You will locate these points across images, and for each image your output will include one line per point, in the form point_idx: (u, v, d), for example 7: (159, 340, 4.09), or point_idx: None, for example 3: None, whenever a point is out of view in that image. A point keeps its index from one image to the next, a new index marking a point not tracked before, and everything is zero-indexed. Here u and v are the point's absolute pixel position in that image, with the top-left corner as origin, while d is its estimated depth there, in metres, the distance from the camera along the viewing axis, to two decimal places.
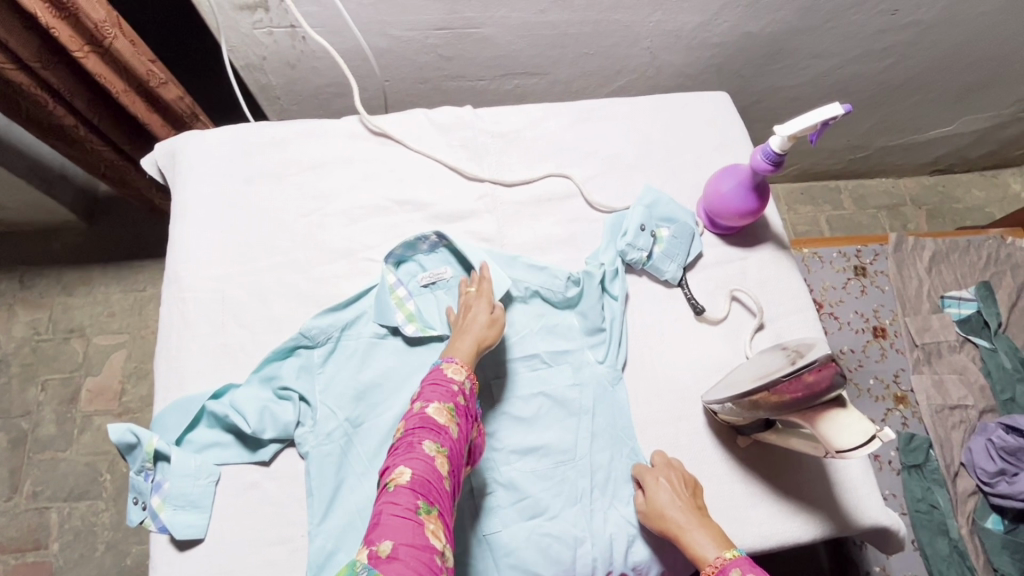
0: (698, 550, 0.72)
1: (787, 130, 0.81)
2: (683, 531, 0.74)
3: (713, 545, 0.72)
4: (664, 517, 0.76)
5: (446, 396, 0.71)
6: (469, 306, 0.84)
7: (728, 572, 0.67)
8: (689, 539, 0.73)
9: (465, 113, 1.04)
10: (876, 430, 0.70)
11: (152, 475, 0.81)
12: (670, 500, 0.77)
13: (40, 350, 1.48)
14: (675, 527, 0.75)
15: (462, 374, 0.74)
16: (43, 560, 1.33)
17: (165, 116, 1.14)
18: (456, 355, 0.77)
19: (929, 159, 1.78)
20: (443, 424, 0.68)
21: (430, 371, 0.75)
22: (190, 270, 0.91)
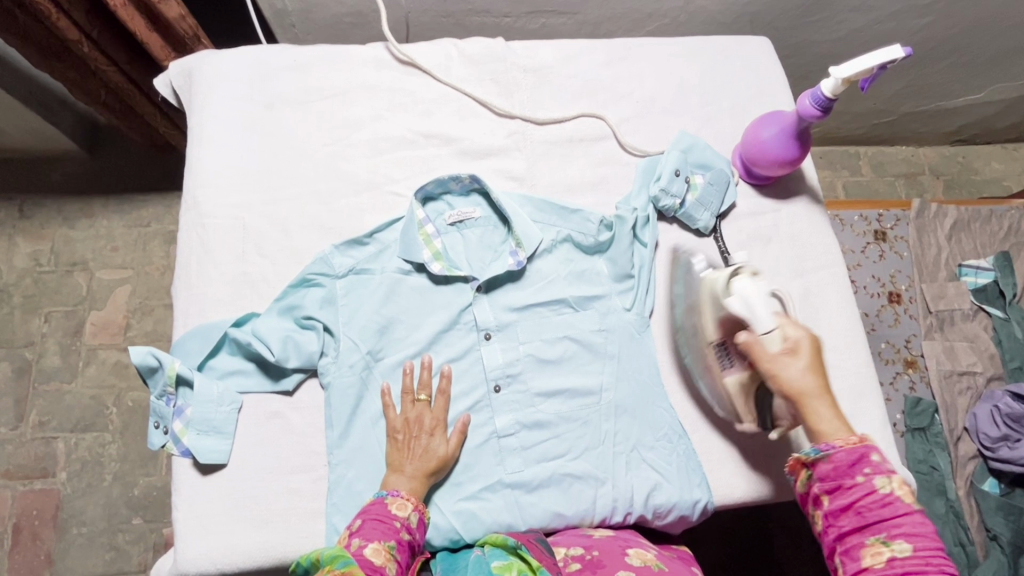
0: (820, 422, 0.71)
1: (841, 73, 0.78)
2: (809, 397, 0.71)
3: (841, 425, 0.70)
4: (800, 381, 0.72)
5: (388, 532, 0.68)
6: (413, 419, 0.79)
7: (871, 453, 0.68)
8: (816, 411, 0.71)
9: (495, 45, 0.99)
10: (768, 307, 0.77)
11: (173, 400, 0.80)
12: (805, 370, 0.72)
13: (42, 282, 1.46)
14: (800, 392, 0.72)
15: (406, 510, 0.71)
16: (51, 487, 1.34)
17: (165, 34, 1.06)
18: (402, 489, 0.74)
19: (955, 127, 1.73)
20: (380, 564, 0.64)
21: (371, 507, 0.71)
22: (209, 196, 0.88)
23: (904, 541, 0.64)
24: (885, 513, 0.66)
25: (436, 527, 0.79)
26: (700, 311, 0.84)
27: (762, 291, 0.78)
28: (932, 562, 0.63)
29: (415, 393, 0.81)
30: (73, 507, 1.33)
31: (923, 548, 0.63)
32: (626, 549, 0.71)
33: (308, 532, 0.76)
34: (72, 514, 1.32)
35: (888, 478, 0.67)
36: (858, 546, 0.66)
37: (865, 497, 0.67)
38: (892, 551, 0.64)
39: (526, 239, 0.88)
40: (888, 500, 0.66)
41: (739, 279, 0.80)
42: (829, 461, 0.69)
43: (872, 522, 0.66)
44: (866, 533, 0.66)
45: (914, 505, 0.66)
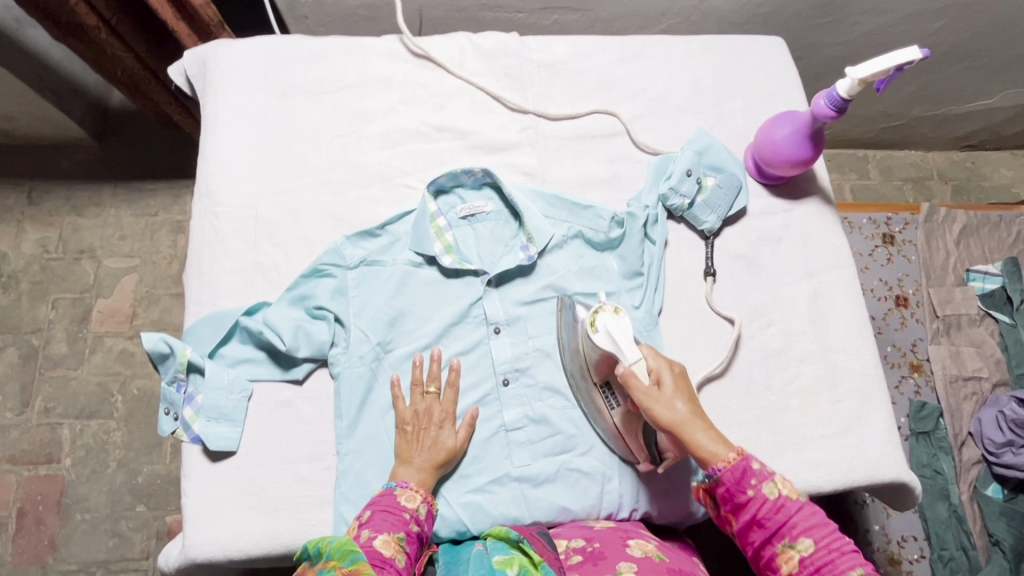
0: (706, 449, 0.68)
1: (858, 73, 0.78)
2: (686, 426, 0.70)
3: (722, 445, 0.68)
4: (671, 411, 0.70)
5: (397, 523, 0.68)
6: (422, 411, 0.79)
7: (752, 463, 0.67)
8: (697, 440, 0.69)
9: (509, 40, 0.99)
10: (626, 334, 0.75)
11: (184, 386, 0.81)
12: (677, 397, 0.71)
13: (50, 269, 1.46)
14: (677, 422, 0.70)
15: (415, 502, 0.71)
16: (55, 473, 1.34)
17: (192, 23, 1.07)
18: (410, 480, 0.74)
19: (964, 132, 1.73)
20: (390, 556, 0.64)
21: (381, 496, 0.71)
22: (222, 184, 0.88)
23: (806, 539, 0.63)
24: (783, 517, 0.64)
25: (442, 518, 0.79)
26: (578, 354, 0.81)
27: (627, 325, 0.76)
28: (837, 550, 0.62)
29: (426, 385, 0.81)
30: (76, 493, 1.33)
31: (824, 539, 0.63)
32: (627, 541, 0.70)
33: (315, 521, 0.77)
34: (76, 500, 1.33)
35: (773, 482, 0.66)
36: (774, 558, 0.65)
37: (760, 509, 0.65)
38: (801, 553, 0.63)
39: (538, 235, 0.89)
40: (781, 504, 0.65)
41: (603, 314, 0.78)
42: (720, 484, 0.68)
43: (775, 531, 0.65)
44: (773, 543, 0.65)
45: (805, 498, 0.65)
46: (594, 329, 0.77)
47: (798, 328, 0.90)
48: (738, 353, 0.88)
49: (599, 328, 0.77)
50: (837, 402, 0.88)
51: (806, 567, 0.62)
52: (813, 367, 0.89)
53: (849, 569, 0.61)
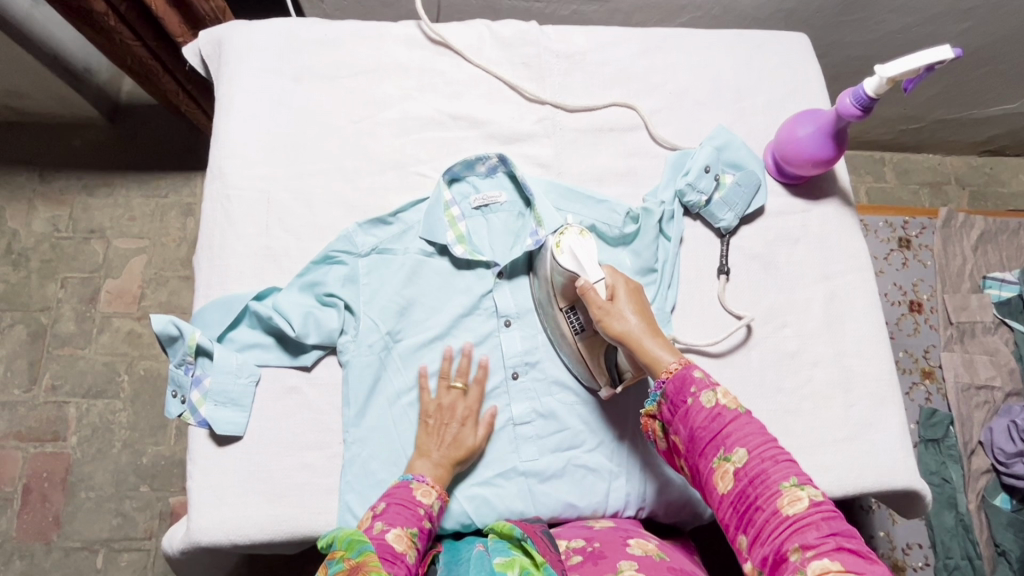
0: (653, 357, 0.69)
1: (888, 72, 0.76)
2: (636, 337, 0.70)
3: (668, 354, 0.69)
4: (622, 322, 0.71)
5: (411, 519, 0.67)
6: (446, 406, 0.78)
7: (693, 372, 0.66)
8: (644, 347, 0.69)
9: (528, 29, 0.97)
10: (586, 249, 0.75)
11: (192, 369, 0.80)
12: (628, 310, 0.71)
13: (60, 248, 1.46)
14: (628, 333, 0.70)
15: (431, 498, 0.71)
16: (62, 451, 1.35)
17: (184, 14, 1.06)
18: (427, 475, 0.73)
19: (985, 137, 1.70)
20: (401, 551, 0.63)
21: (396, 489, 0.70)
22: (234, 167, 0.88)
23: (740, 450, 0.60)
24: (717, 427, 0.62)
25: (447, 511, 0.78)
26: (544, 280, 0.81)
27: (592, 246, 0.75)
28: (772, 459, 0.59)
29: (449, 380, 0.80)
30: (81, 472, 1.34)
31: (759, 449, 0.60)
32: (627, 540, 0.70)
33: (320, 508, 0.76)
34: (81, 478, 1.34)
35: (713, 391, 0.64)
36: (710, 475, 0.62)
37: (696, 418, 0.64)
38: (735, 466, 0.60)
39: (548, 221, 0.86)
40: (716, 413, 0.63)
41: (568, 235, 0.76)
42: (665, 396, 0.67)
43: (710, 443, 0.63)
44: (709, 457, 0.62)
45: (744, 409, 0.63)
46: (558, 249, 0.76)
47: (812, 331, 0.89)
48: (751, 353, 0.87)
49: (564, 249, 0.75)
50: (850, 406, 0.86)
51: (740, 480, 0.59)
52: (827, 370, 0.87)
53: (783, 480, 0.58)
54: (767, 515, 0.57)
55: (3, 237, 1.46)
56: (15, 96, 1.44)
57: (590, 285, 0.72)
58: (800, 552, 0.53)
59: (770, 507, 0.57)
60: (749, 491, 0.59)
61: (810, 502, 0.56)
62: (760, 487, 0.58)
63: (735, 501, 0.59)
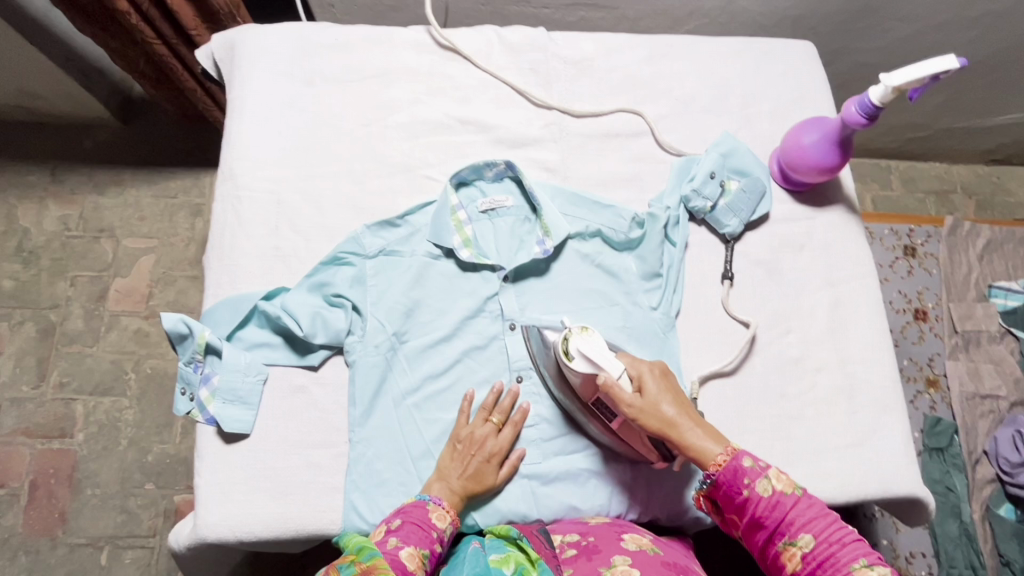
0: (700, 447, 0.69)
1: (893, 80, 0.76)
2: (677, 426, 0.70)
3: (715, 443, 0.69)
4: (658, 415, 0.70)
5: (424, 540, 0.67)
6: (477, 441, 0.78)
7: (742, 462, 0.67)
8: (688, 440, 0.69)
9: (536, 35, 0.98)
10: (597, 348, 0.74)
11: (201, 367, 0.81)
12: (662, 399, 0.71)
13: (70, 247, 1.48)
14: (668, 424, 0.70)
15: (445, 522, 0.70)
16: (68, 448, 1.36)
17: (199, 8, 1.08)
18: (445, 499, 0.73)
19: (992, 146, 1.69)
20: (411, 570, 0.64)
21: (412, 508, 0.70)
22: (245, 168, 0.89)
23: (805, 534, 0.62)
24: (780, 514, 0.64)
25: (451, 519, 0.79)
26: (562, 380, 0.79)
27: (598, 340, 0.74)
28: (838, 542, 0.61)
29: (487, 414, 0.80)
30: (87, 468, 1.35)
31: (823, 531, 0.62)
32: (621, 534, 0.71)
33: (325, 507, 0.77)
34: (87, 475, 1.35)
35: (767, 478, 0.65)
36: (778, 556, 0.64)
37: (757, 507, 0.65)
38: (802, 550, 0.62)
39: (554, 229, 0.88)
40: (775, 501, 0.64)
41: (574, 338, 0.75)
42: (717, 487, 0.68)
43: (774, 529, 0.64)
44: (775, 541, 0.64)
45: (801, 491, 0.64)
46: (568, 357, 0.75)
47: (816, 337, 0.89)
48: (755, 359, 0.88)
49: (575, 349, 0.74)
50: (853, 413, 0.87)
51: (809, 563, 0.61)
52: (831, 377, 0.88)
53: (852, 561, 0.60)
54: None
55: (14, 236, 1.47)
56: (29, 96, 1.46)
57: (613, 382, 0.71)
58: None
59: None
60: (819, 573, 0.61)
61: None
62: (829, 569, 0.60)
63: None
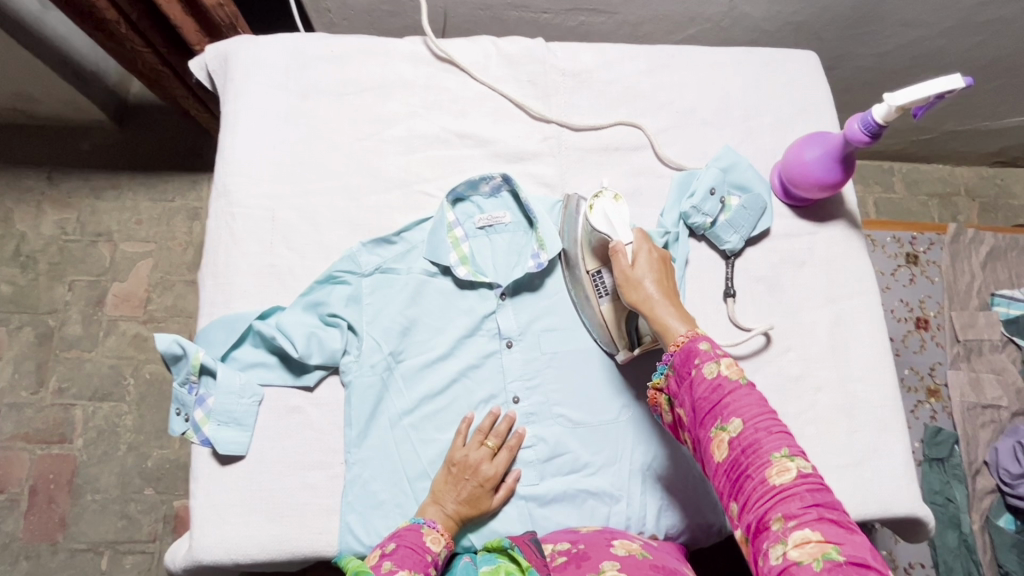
0: (665, 325, 0.68)
1: (897, 99, 0.75)
2: (650, 304, 0.70)
3: (681, 324, 0.68)
4: (639, 290, 0.71)
5: (418, 563, 0.65)
6: (473, 467, 0.77)
7: (699, 344, 0.64)
8: (656, 314, 0.69)
9: (535, 46, 0.97)
10: (613, 214, 0.79)
11: (196, 389, 0.80)
12: (648, 278, 0.71)
13: (68, 251, 1.47)
14: (645, 300, 0.70)
15: (439, 545, 0.69)
16: (67, 453, 1.36)
17: (200, 22, 1.05)
18: (440, 522, 0.73)
19: (996, 148, 1.67)
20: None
21: (405, 532, 0.69)
22: (240, 184, 0.88)
23: (737, 420, 0.59)
24: (718, 397, 0.61)
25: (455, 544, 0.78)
26: (579, 241, 0.84)
27: (623, 211, 0.80)
28: (766, 430, 0.57)
29: (484, 437, 0.79)
30: (87, 474, 1.35)
31: (754, 419, 0.58)
32: (611, 541, 0.69)
33: (321, 529, 0.76)
34: (87, 480, 1.35)
35: (716, 362, 0.62)
36: (707, 442, 0.61)
37: (698, 388, 0.62)
38: (731, 435, 0.59)
39: (551, 245, 0.87)
40: (717, 384, 0.61)
41: (602, 200, 0.81)
42: (671, 369, 0.66)
43: (709, 412, 0.61)
44: (707, 426, 0.61)
45: (745, 381, 0.61)
46: (592, 212, 0.80)
47: (817, 355, 0.88)
48: (754, 377, 0.87)
49: (597, 211, 0.80)
50: (853, 432, 0.86)
51: (734, 450, 0.58)
52: (831, 395, 0.87)
53: (775, 450, 0.56)
54: (755, 483, 0.55)
55: (11, 240, 1.47)
56: (24, 99, 1.44)
57: (619, 246, 0.74)
58: (782, 521, 0.52)
59: (759, 476, 0.56)
60: (742, 460, 0.57)
61: (798, 474, 0.54)
62: (752, 456, 0.57)
63: (729, 470, 0.58)
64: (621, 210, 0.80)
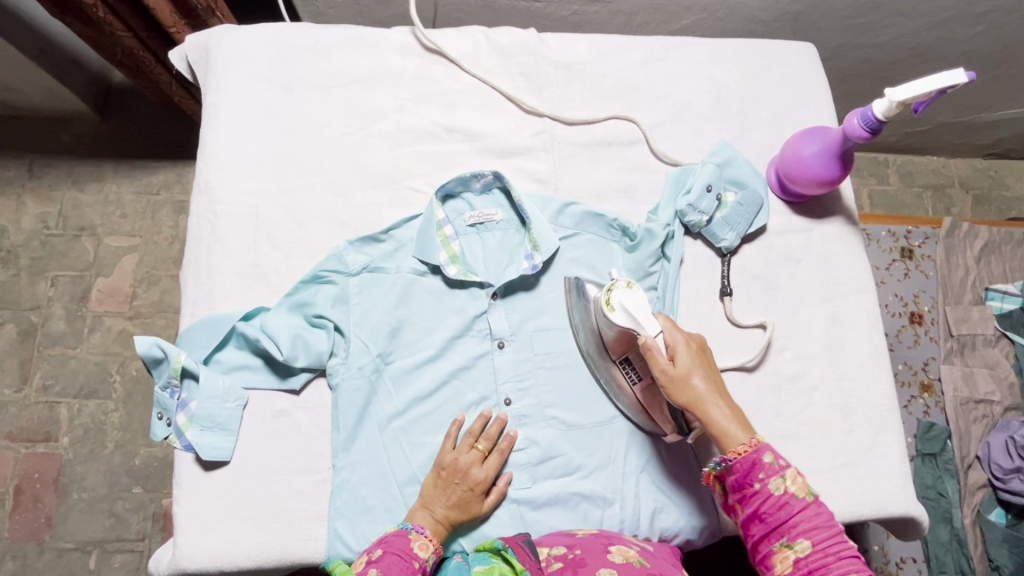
0: (723, 429, 0.68)
1: (898, 95, 0.73)
2: (703, 403, 0.69)
3: (739, 429, 0.68)
4: (686, 388, 0.70)
5: (405, 570, 0.64)
6: (464, 472, 0.75)
7: (763, 456, 0.66)
8: (711, 417, 0.68)
9: (526, 36, 0.94)
10: (637, 302, 0.74)
11: (178, 392, 0.78)
12: (693, 373, 0.70)
13: (50, 245, 1.43)
14: (696, 398, 0.69)
15: (428, 551, 0.68)
16: (53, 452, 1.34)
17: (177, 4, 1.01)
18: (429, 528, 0.71)
19: (991, 141, 1.66)
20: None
21: (392, 538, 0.68)
22: (221, 180, 0.85)
23: (805, 540, 0.63)
24: (785, 515, 0.64)
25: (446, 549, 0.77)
26: (600, 327, 0.80)
27: (640, 298, 0.75)
28: (834, 555, 0.62)
29: (475, 439, 0.78)
30: (74, 472, 1.33)
31: (824, 542, 0.62)
32: (608, 546, 0.68)
33: (308, 535, 0.75)
34: (73, 479, 1.32)
35: (782, 477, 0.65)
36: (770, 555, 0.65)
37: (763, 503, 0.65)
38: (797, 554, 0.63)
39: (544, 244, 0.85)
40: (785, 501, 0.64)
41: (616, 291, 0.75)
42: (729, 471, 0.67)
43: (774, 527, 0.65)
44: (771, 540, 0.65)
45: (813, 499, 0.64)
46: (608, 308, 0.75)
47: (813, 355, 0.87)
48: (749, 377, 0.86)
49: (615, 306, 0.75)
50: (849, 432, 0.85)
51: (799, 568, 0.62)
52: (827, 395, 0.86)
53: (842, 574, 0.61)
54: None
55: None
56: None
57: (652, 342, 0.71)
58: None
59: None
60: None
61: None
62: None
63: None
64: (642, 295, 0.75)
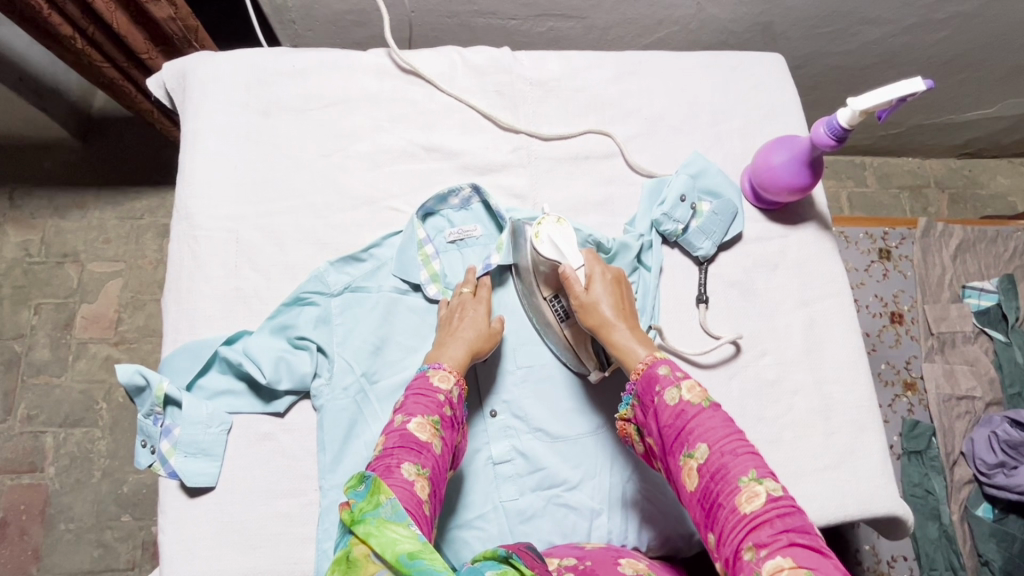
0: (627, 352, 0.71)
1: (860, 104, 0.75)
2: (608, 326, 0.73)
3: (641, 349, 0.71)
4: (596, 313, 0.74)
5: (430, 406, 0.68)
6: (463, 309, 0.80)
7: (657, 370, 0.67)
8: (615, 339, 0.73)
9: (501, 55, 0.96)
10: (561, 238, 0.78)
11: (161, 419, 0.78)
12: (604, 300, 0.74)
13: (33, 273, 1.42)
14: (604, 323, 0.74)
15: (449, 383, 0.71)
16: (39, 482, 1.32)
17: (151, 32, 1.02)
18: (445, 360, 0.74)
19: (963, 141, 1.70)
20: (426, 441, 0.65)
21: (413, 381, 0.71)
22: (200, 206, 0.85)
23: (702, 445, 0.60)
24: (682, 422, 0.62)
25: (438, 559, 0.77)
26: (530, 267, 0.82)
27: (569, 232, 0.78)
28: (731, 453, 0.59)
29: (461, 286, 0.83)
30: (60, 503, 1.31)
31: (719, 443, 0.59)
32: (618, 559, 0.67)
33: (296, 559, 0.74)
34: (60, 509, 1.31)
35: (676, 387, 0.65)
36: (679, 472, 0.62)
37: (662, 415, 0.64)
38: (698, 462, 0.60)
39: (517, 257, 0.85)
40: (680, 409, 0.63)
41: (546, 225, 0.78)
42: (636, 398, 0.69)
43: (676, 439, 0.63)
44: (677, 455, 0.62)
45: (709, 403, 0.62)
46: (537, 238, 0.78)
47: (793, 358, 0.88)
48: (731, 382, 0.87)
49: (543, 238, 0.78)
50: (831, 434, 0.86)
51: (704, 477, 0.59)
52: (807, 398, 0.87)
53: (742, 474, 0.57)
54: (727, 513, 0.56)
55: None
56: None
57: (571, 272, 0.76)
58: (754, 551, 0.52)
59: (730, 505, 0.56)
60: (712, 486, 0.58)
61: (767, 498, 0.55)
62: (720, 482, 0.58)
63: (702, 499, 0.59)
64: (567, 228, 0.78)
